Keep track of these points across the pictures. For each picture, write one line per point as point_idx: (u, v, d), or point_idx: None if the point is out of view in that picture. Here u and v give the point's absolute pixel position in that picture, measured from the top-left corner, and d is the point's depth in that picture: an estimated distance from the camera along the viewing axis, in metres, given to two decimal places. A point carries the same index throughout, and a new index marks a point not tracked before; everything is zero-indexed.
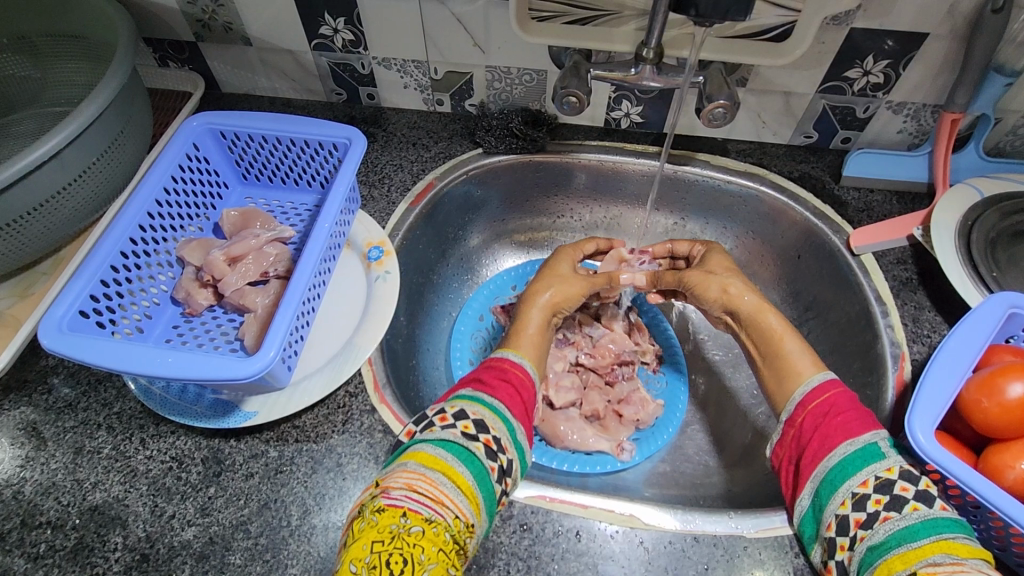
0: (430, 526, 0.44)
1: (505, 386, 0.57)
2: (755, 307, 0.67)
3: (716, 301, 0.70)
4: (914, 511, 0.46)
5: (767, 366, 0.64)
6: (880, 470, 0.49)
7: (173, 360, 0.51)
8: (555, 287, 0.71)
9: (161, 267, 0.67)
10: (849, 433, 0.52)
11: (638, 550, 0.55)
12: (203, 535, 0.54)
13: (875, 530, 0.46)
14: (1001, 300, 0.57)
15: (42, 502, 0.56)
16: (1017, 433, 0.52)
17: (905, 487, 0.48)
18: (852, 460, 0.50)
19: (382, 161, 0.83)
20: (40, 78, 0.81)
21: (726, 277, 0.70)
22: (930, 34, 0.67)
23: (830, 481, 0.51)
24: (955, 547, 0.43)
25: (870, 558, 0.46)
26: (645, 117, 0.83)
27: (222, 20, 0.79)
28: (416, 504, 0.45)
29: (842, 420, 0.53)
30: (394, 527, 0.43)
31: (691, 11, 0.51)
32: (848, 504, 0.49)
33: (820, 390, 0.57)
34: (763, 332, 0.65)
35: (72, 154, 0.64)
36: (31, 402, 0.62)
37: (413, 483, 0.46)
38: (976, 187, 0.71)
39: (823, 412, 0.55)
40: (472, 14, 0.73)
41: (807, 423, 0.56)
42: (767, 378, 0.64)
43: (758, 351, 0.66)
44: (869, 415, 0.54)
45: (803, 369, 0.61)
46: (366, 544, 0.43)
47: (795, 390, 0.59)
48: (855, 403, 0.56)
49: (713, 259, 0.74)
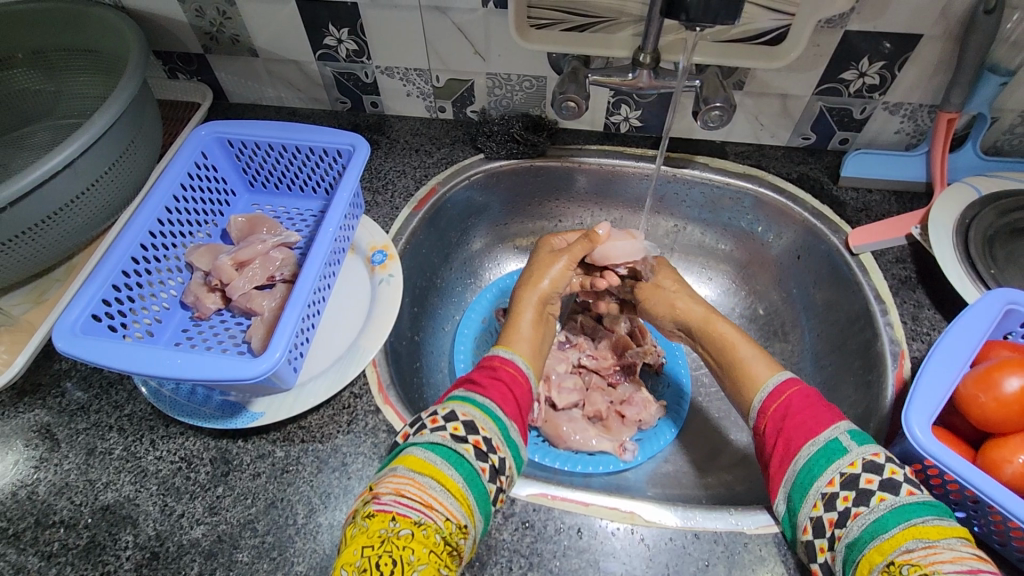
0: (419, 529, 0.45)
1: (495, 384, 0.58)
2: (704, 316, 0.69)
3: (666, 313, 0.73)
4: (881, 502, 0.47)
5: (724, 374, 0.65)
6: (843, 466, 0.49)
7: (182, 361, 0.52)
8: (541, 274, 0.72)
9: (171, 272, 0.69)
10: (810, 434, 0.53)
11: (639, 547, 0.55)
12: (211, 533, 0.56)
13: (849, 528, 0.47)
14: (999, 296, 0.57)
15: (56, 502, 0.58)
16: (1016, 427, 0.52)
17: (870, 479, 0.48)
18: (817, 460, 0.51)
19: (385, 167, 0.85)
20: (54, 91, 0.84)
21: (674, 291, 0.73)
22: (925, 35, 0.68)
23: (800, 483, 0.51)
24: (925, 531, 0.44)
25: (850, 556, 0.46)
26: (645, 120, 0.85)
27: (229, 32, 0.81)
28: (405, 508, 0.46)
29: (801, 421, 0.54)
30: (383, 531, 0.45)
31: (682, 15, 0.52)
32: (820, 505, 0.49)
33: (777, 393, 0.58)
34: (715, 340, 0.67)
35: (85, 164, 0.66)
36: (45, 405, 0.64)
37: (401, 488, 0.47)
38: (973, 185, 0.72)
39: (781, 416, 0.56)
40: (473, 23, 0.75)
41: (770, 429, 0.56)
42: (727, 384, 0.65)
43: (713, 359, 0.68)
44: (825, 411, 0.55)
45: (760, 372, 0.61)
46: (357, 549, 0.44)
47: (754, 396, 0.60)
48: (811, 399, 0.56)
49: (662, 271, 0.76)
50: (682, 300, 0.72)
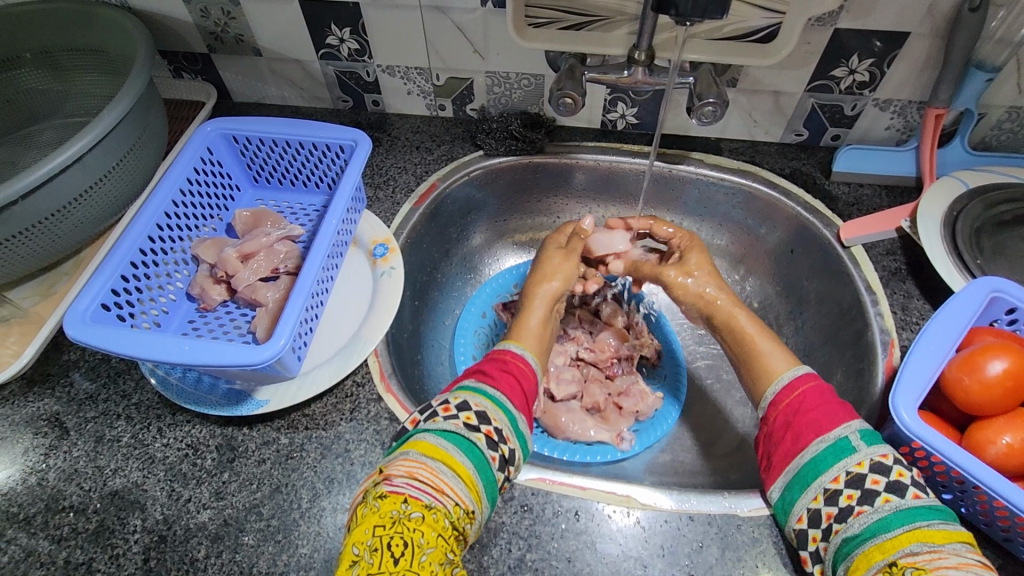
0: (430, 513, 0.46)
1: (506, 376, 0.60)
2: (732, 308, 0.70)
3: (694, 301, 0.73)
4: (886, 503, 0.48)
5: (742, 365, 0.66)
6: (850, 465, 0.50)
7: (189, 348, 0.54)
8: (556, 274, 0.74)
9: (177, 265, 0.70)
10: (820, 430, 0.53)
11: (635, 528, 0.57)
12: (217, 517, 0.57)
13: (849, 523, 0.48)
14: (984, 284, 0.59)
15: (65, 488, 0.59)
16: (1000, 410, 0.54)
17: (876, 480, 0.49)
18: (824, 456, 0.52)
19: (387, 164, 0.87)
20: (61, 90, 0.86)
21: (704, 280, 0.72)
22: (912, 33, 0.70)
23: (803, 476, 0.52)
24: (930, 535, 0.45)
25: (846, 549, 0.48)
26: (641, 117, 0.86)
27: (234, 32, 0.83)
28: (417, 491, 0.47)
29: (814, 417, 0.55)
30: (395, 513, 0.46)
31: (672, 10, 0.54)
32: (820, 499, 0.51)
33: (793, 386, 0.59)
34: (736, 332, 0.68)
35: (93, 159, 0.68)
36: (53, 395, 0.65)
37: (415, 471, 0.49)
38: (960, 179, 0.73)
39: (794, 409, 0.57)
40: (472, 22, 0.76)
41: (778, 420, 0.58)
42: (743, 375, 0.66)
43: (733, 350, 0.68)
44: (839, 409, 0.55)
45: (777, 364, 0.63)
46: (368, 529, 0.45)
47: (768, 388, 0.61)
48: (826, 396, 0.57)
49: (691, 257, 0.75)
50: (714, 287, 0.72)
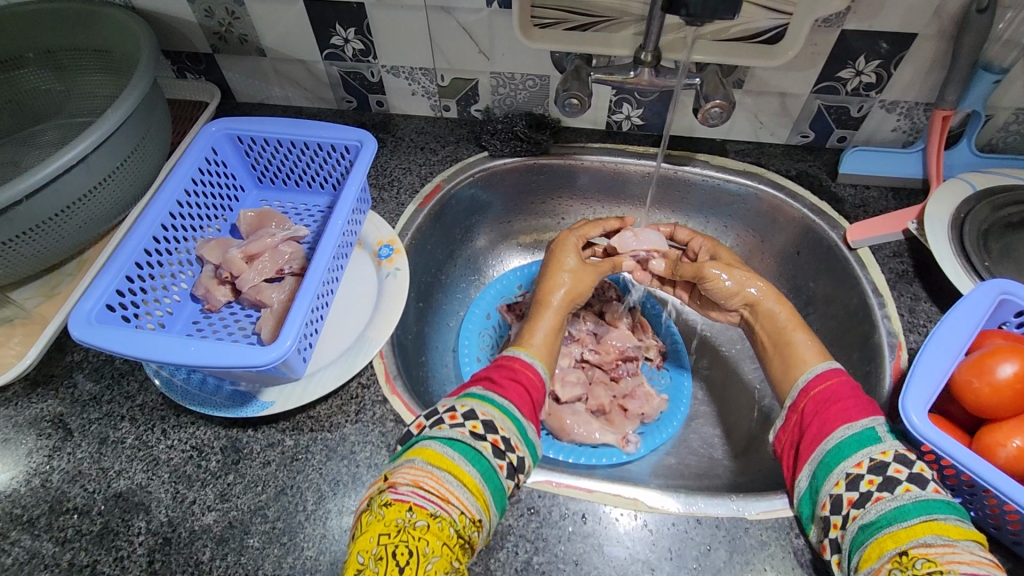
0: (435, 521, 0.46)
1: (513, 385, 0.59)
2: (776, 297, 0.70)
3: (735, 295, 0.72)
4: (906, 492, 0.47)
5: (776, 353, 0.67)
6: (874, 452, 0.50)
7: (195, 349, 0.53)
8: (565, 283, 0.73)
9: (182, 265, 0.70)
10: (848, 419, 0.54)
11: (643, 531, 0.56)
12: (222, 519, 0.57)
13: (867, 509, 0.48)
14: (992, 286, 0.59)
15: (69, 489, 0.59)
16: (1009, 412, 0.54)
17: (899, 469, 0.49)
18: (849, 443, 0.52)
19: (391, 164, 0.86)
20: (63, 90, 0.85)
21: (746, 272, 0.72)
22: (919, 34, 0.70)
23: (826, 463, 0.52)
24: (946, 529, 0.44)
25: (861, 537, 0.48)
26: (646, 119, 0.86)
27: (238, 32, 0.83)
28: (421, 500, 0.47)
29: (842, 408, 0.55)
30: (400, 521, 0.45)
31: (682, 10, 0.54)
32: (842, 484, 0.51)
33: (823, 377, 0.59)
34: (774, 320, 0.68)
35: (97, 160, 0.68)
36: (57, 395, 0.65)
37: (420, 480, 0.48)
38: (967, 181, 0.73)
39: (824, 399, 0.57)
40: (478, 23, 0.76)
41: (809, 408, 0.58)
42: (774, 364, 0.66)
43: (767, 338, 0.69)
44: (868, 402, 0.55)
45: (810, 355, 0.63)
46: (373, 537, 0.45)
47: (800, 375, 0.61)
48: (855, 391, 0.57)
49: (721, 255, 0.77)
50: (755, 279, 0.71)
